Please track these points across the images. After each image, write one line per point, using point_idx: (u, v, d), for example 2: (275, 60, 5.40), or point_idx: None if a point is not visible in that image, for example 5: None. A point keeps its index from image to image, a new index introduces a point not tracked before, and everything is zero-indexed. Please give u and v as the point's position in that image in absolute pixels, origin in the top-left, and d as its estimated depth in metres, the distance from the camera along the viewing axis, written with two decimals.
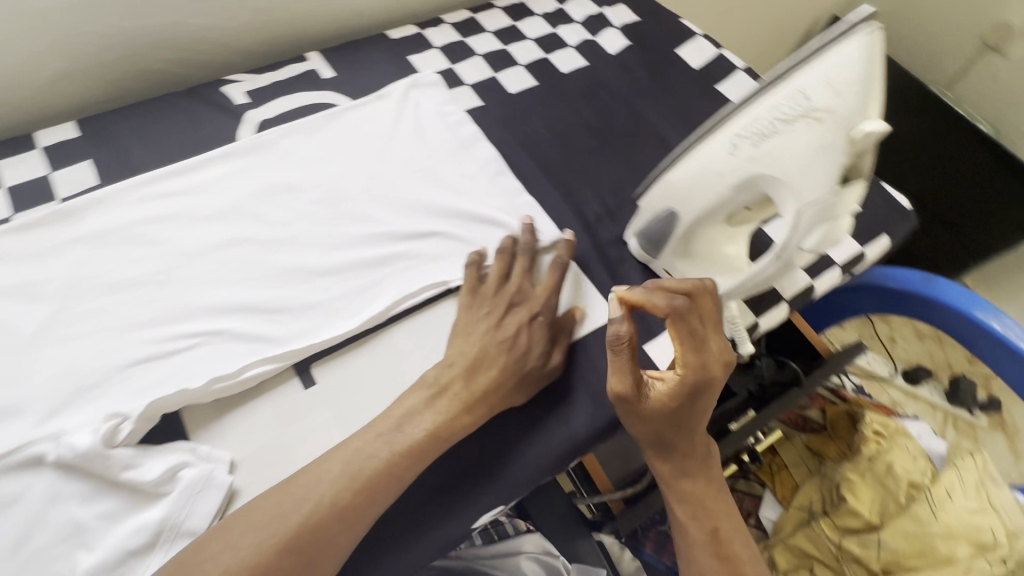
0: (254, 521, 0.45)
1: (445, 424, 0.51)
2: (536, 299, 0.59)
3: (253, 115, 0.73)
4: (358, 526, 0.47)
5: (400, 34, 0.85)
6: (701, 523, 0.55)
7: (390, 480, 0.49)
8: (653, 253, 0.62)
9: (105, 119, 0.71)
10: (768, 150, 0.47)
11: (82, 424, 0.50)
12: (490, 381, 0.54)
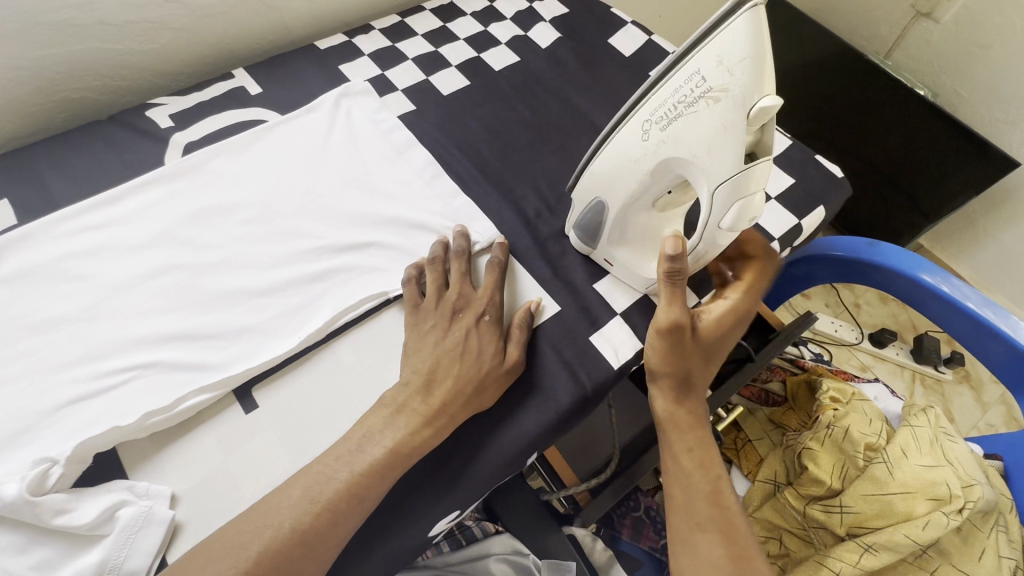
0: (214, 555, 0.44)
1: (397, 438, 0.50)
2: (478, 301, 0.59)
3: (179, 139, 0.71)
4: (324, 550, 0.46)
5: (328, 44, 0.83)
6: (707, 475, 0.54)
7: (346, 500, 0.47)
8: (592, 243, 0.64)
9: (22, 154, 0.68)
10: (675, 134, 0.50)
11: (9, 472, 0.47)
12: (448, 392, 0.53)
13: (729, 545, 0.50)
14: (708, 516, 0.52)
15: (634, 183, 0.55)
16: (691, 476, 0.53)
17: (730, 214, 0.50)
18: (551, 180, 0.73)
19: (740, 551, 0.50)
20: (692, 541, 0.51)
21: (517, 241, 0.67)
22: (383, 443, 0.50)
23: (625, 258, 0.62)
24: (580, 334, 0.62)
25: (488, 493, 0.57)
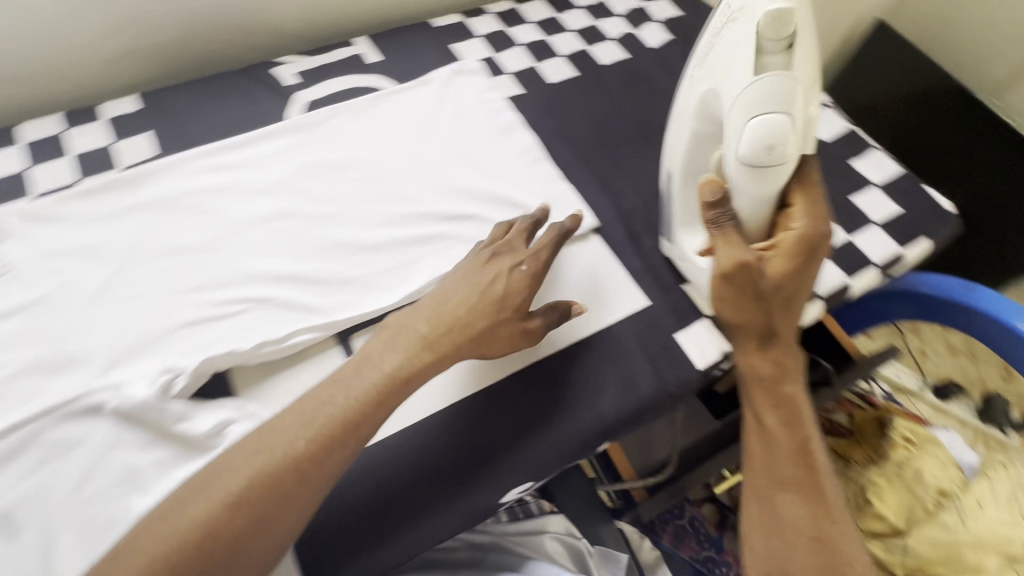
0: (228, 470, 0.45)
1: (388, 368, 0.50)
2: (521, 252, 0.58)
3: (301, 96, 0.76)
4: (324, 477, 0.46)
5: (444, 22, 0.86)
6: (791, 432, 0.51)
7: (345, 426, 0.47)
8: (671, 236, 0.64)
9: (164, 95, 0.74)
10: (710, 66, 0.54)
11: (139, 376, 0.53)
12: (459, 317, 0.53)
13: (811, 506, 0.48)
14: (792, 475, 0.49)
15: (693, 147, 0.58)
16: (773, 433, 0.51)
17: (754, 154, 0.49)
18: (649, 177, 0.73)
19: (825, 511, 0.48)
20: (773, 501, 0.49)
21: (610, 231, 0.68)
22: (383, 371, 0.50)
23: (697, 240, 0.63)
24: (665, 329, 0.62)
25: (558, 470, 0.58)
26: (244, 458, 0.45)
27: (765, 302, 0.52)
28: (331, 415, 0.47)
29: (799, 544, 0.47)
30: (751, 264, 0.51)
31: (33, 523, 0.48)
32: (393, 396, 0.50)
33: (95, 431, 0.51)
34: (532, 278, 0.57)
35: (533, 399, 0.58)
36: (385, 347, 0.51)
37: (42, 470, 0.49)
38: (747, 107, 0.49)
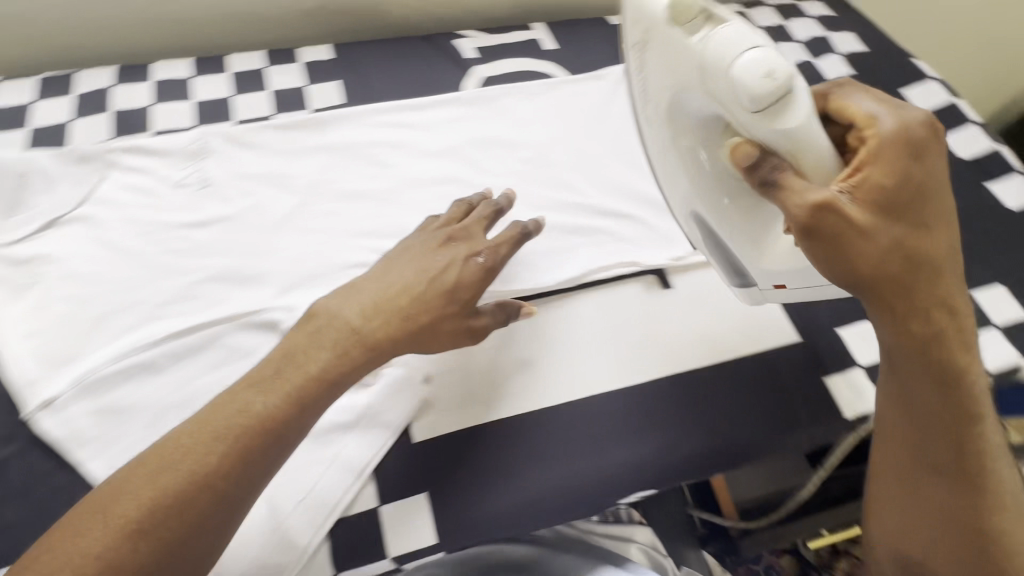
0: (168, 452, 0.41)
1: (311, 361, 0.46)
2: (478, 242, 0.56)
3: (478, 71, 0.78)
4: (252, 474, 0.42)
5: (620, 20, 0.87)
6: (936, 418, 0.44)
7: (276, 422, 0.43)
8: (739, 282, 0.55)
9: (354, 50, 0.79)
10: (649, 72, 0.45)
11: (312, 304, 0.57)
12: (402, 308, 0.50)
13: (958, 498, 0.44)
14: (932, 467, 0.45)
15: (681, 176, 0.50)
16: (909, 420, 0.45)
17: (750, 103, 0.38)
18: None
19: (977, 505, 0.44)
20: (913, 480, 0.46)
21: None
22: (307, 370, 0.46)
23: (733, 254, 0.51)
24: (815, 370, 0.60)
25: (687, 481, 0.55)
26: (142, 481, 0.40)
27: (893, 251, 0.39)
28: (244, 411, 0.43)
29: (938, 535, 0.45)
30: (842, 223, 0.38)
31: None
32: (313, 399, 0.45)
33: (267, 345, 0.55)
34: (455, 268, 0.53)
35: (675, 412, 0.57)
36: (303, 341, 0.48)
37: (220, 369, 0.54)
38: (682, 82, 0.43)
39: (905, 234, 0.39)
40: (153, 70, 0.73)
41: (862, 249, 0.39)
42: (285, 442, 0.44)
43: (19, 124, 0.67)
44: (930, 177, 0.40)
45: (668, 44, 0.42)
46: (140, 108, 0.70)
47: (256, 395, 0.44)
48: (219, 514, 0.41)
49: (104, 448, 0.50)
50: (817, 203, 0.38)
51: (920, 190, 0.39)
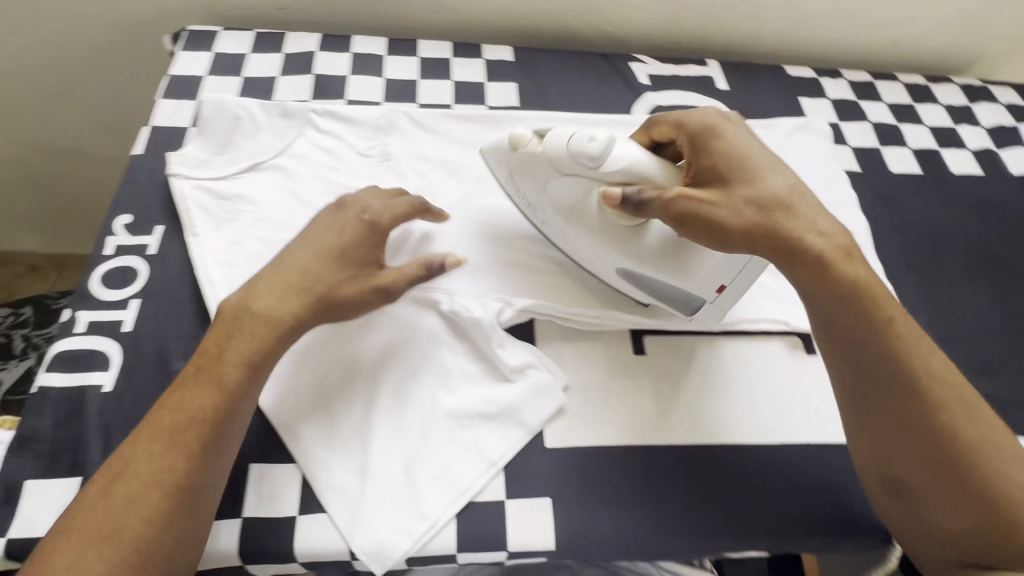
0: (113, 471, 0.44)
1: (233, 349, 0.49)
2: (377, 210, 0.57)
3: (651, 97, 0.79)
4: (209, 465, 0.46)
5: (797, 71, 0.85)
6: (874, 339, 0.50)
7: (219, 411, 0.47)
8: (689, 307, 0.59)
9: (533, 56, 0.82)
10: (523, 172, 0.57)
11: (470, 292, 0.60)
12: (299, 265, 0.53)
13: (921, 411, 0.48)
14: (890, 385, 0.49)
15: (599, 245, 0.56)
16: (853, 344, 0.50)
17: (567, 161, 0.53)
18: (975, 313, 0.68)
19: (942, 418, 0.48)
20: (898, 468, 0.49)
21: None
22: (238, 352, 0.49)
23: (671, 285, 0.56)
24: None
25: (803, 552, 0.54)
26: (97, 498, 0.43)
27: (763, 225, 0.50)
28: (185, 412, 0.46)
29: (916, 448, 0.48)
30: (696, 205, 0.50)
31: (364, 375, 0.55)
32: (248, 384, 0.48)
33: (424, 320, 0.58)
34: (365, 237, 0.55)
35: (806, 482, 0.55)
36: (224, 321, 0.50)
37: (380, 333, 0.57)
38: (546, 176, 0.56)
39: (769, 202, 0.51)
40: (353, 43, 0.79)
41: (723, 212, 0.50)
42: (226, 429, 0.47)
43: (235, 73, 0.74)
44: (727, 149, 0.54)
45: (523, 158, 0.56)
46: (338, 76, 0.75)
47: (193, 391, 0.47)
48: (169, 519, 0.43)
49: (274, 382, 0.54)
50: (682, 200, 0.50)
51: (749, 173, 0.52)
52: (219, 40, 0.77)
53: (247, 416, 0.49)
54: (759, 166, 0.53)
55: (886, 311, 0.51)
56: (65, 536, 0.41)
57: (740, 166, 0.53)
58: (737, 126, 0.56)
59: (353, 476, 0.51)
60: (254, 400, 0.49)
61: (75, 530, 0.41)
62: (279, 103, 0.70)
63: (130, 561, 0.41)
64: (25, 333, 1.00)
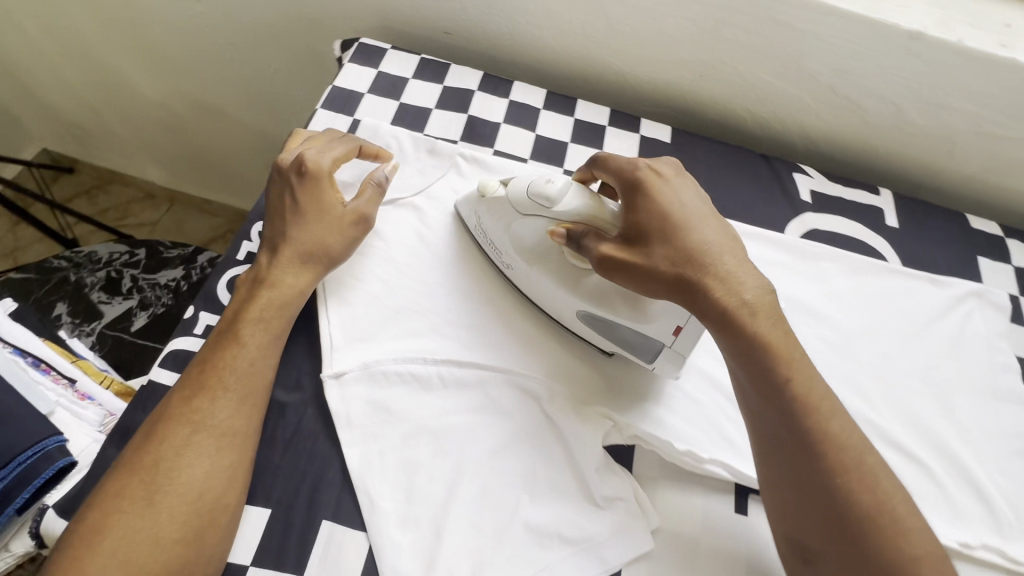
0: (155, 417, 0.48)
1: (255, 305, 0.54)
2: (315, 162, 0.58)
3: (808, 218, 0.73)
4: (238, 410, 0.49)
5: (980, 224, 0.76)
6: (775, 400, 0.48)
7: (245, 362, 0.51)
8: (650, 354, 0.56)
9: (690, 141, 0.78)
10: (484, 215, 0.61)
11: (578, 398, 0.57)
12: (278, 226, 0.58)
13: (815, 470, 0.46)
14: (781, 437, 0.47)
15: (554, 286, 0.58)
16: (756, 398, 0.49)
17: (528, 205, 0.56)
18: None
19: (834, 480, 0.45)
20: (797, 529, 0.47)
21: None
22: (263, 304, 0.54)
23: (631, 328, 0.55)
24: None
25: None
26: (141, 443, 0.47)
27: (681, 274, 0.50)
28: (212, 362, 0.50)
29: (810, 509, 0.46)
30: (621, 256, 0.51)
31: (452, 457, 0.53)
32: (263, 336, 0.53)
33: (525, 414, 0.55)
34: (317, 184, 0.58)
35: None
36: (244, 284, 0.56)
37: (477, 415, 0.55)
38: (509, 218, 0.59)
39: (681, 254, 0.50)
40: (513, 89, 0.77)
41: (643, 259, 0.51)
42: (248, 374, 0.51)
43: (393, 96, 0.74)
44: (666, 202, 0.52)
45: (489, 202, 0.60)
46: (491, 122, 0.74)
47: (223, 347, 0.51)
48: (200, 454, 0.47)
49: (364, 440, 0.53)
50: (608, 252, 0.51)
51: (664, 218, 0.51)
52: (387, 57, 0.77)
53: (268, 366, 0.52)
54: (689, 216, 0.52)
55: (792, 366, 0.48)
56: (115, 473, 0.46)
57: (670, 223, 0.51)
58: (672, 175, 0.55)
59: (418, 565, 0.48)
60: (271, 348, 0.53)
61: (124, 465, 0.46)
62: (429, 139, 0.70)
63: (172, 496, 0.45)
64: (134, 273, 1.05)
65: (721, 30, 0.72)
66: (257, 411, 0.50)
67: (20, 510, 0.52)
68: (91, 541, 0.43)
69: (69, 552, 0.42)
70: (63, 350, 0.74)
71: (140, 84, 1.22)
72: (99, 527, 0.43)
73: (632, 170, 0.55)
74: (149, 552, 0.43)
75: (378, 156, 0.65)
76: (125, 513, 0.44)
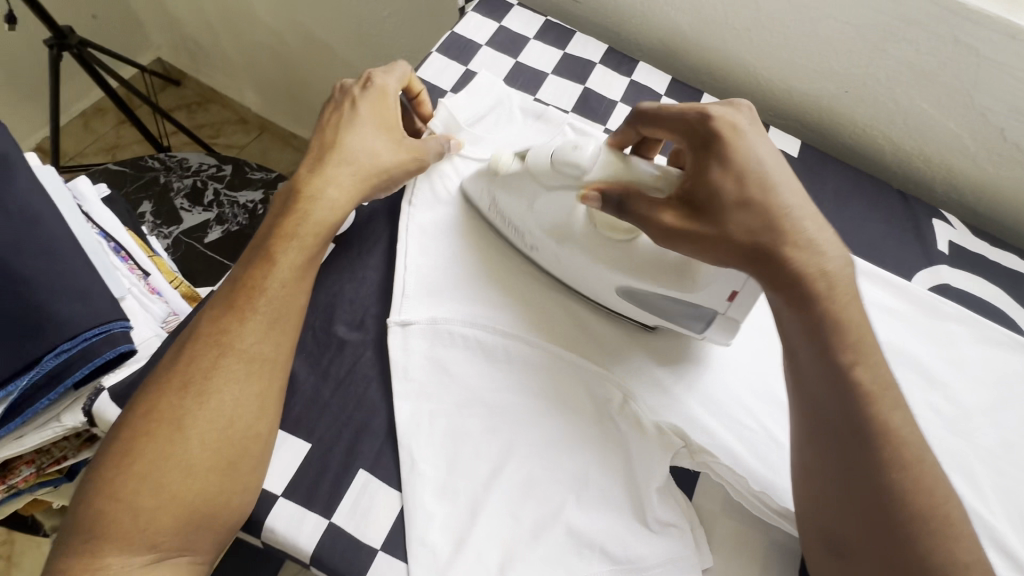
0: (190, 334, 0.47)
1: (289, 223, 0.51)
2: (381, 82, 0.58)
3: (941, 272, 0.64)
4: (265, 336, 0.47)
5: None
6: (835, 383, 0.43)
7: (279, 285, 0.48)
8: (701, 322, 0.52)
9: (819, 160, 0.71)
10: (501, 191, 0.56)
11: (654, 407, 0.52)
12: (329, 134, 0.56)
13: (867, 458, 0.41)
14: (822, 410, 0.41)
15: (591, 263, 0.52)
16: (812, 378, 0.44)
17: (553, 174, 0.50)
18: None
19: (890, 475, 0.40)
20: (830, 521, 0.42)
21: None
22: (303, 222, 0.51)
23: (678, 299, 0.50)
24: None
25: None
26: (174, 361, 0.46)
27: (754, 243, 0.44)
28: (248, 283, 0.48)
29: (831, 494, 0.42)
30: (687, 227, 0.45)
31: (502, 437, 0.49)
32: (302, 262, 0.50)
33: (587, 411, 0.51)
34: (381, 100, 0.57)
35: None
36: (279, 199, 0.53)
37: (534, 398, 0.51)
38: (533, 194, 0.53)
39: (758, 218, 0.44)
40: (637, 69, 0.72)
41: (715, 225, 0.45)
42: (281, 297, 0.48)
43: (510, 53, 0.71)
44: (743, 154, 0.46)
45: (506, 179, 0.55)
46: (607, 99, 0.69)
47: (259, 267, 0.49)
48: (228, 380, 0.45)
49: (416, 397, 0.50)
50: (666, 222, 0.46)
51: (740, 176, 0.45)
52: (512, 11, 0.74)
53: (302, 288, 0.50)
54: (767, 175, 0.45)
55: (857, 352, 0.43)
56: (149, 386, 0.45)
57: (748, 183, 0.45)
58: (747, 124, 0.48)
59: (448, 539, 0.45)
60: (306, 269, 0.50)
61: (158, 379, 0.45)
62: (539, 106, 0.66)
63: (199, 419, 0.43)
64: (217, 187, 1.07)
65: (886, 45, 0.63)
66: (289, 338, 0.48)
67: (77, 384, 0.53)
68: (125, 453, 0.42)
69: (104, 470, 0.42)
70: (143, 244, 0.76)
71: (257, 7, 1.24)
72: (130, 448, 0.42)
73: (703, 116, 0.47)
74: (179, 480, 0.42)
75: (419, 98, 0.63)
76: (156, 436, 0.42)
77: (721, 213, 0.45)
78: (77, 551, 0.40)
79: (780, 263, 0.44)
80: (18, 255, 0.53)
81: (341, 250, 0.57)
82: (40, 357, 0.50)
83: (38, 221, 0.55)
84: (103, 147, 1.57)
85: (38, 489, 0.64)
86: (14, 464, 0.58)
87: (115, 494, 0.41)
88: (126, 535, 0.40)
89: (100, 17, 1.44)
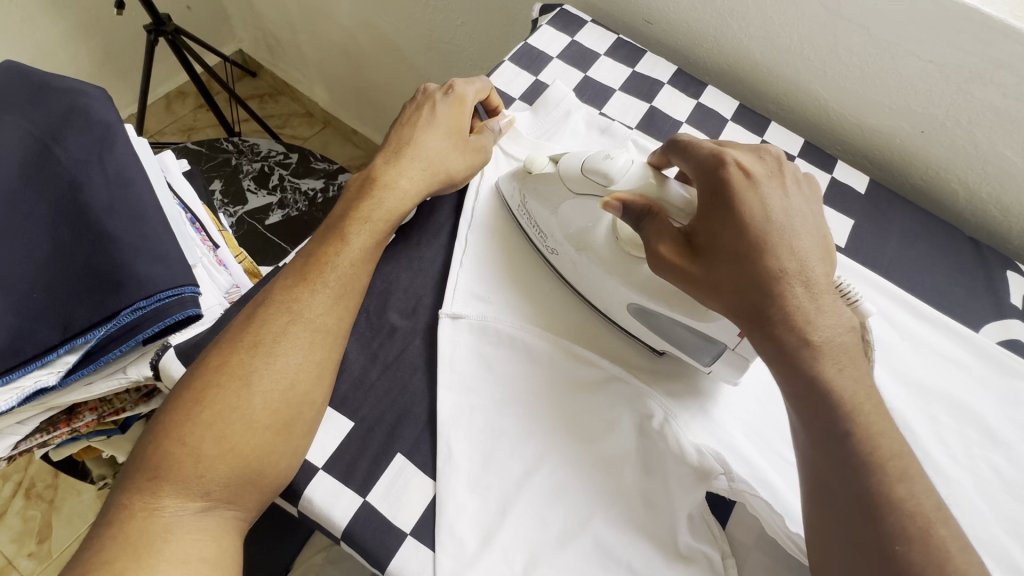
0: (262, 299, 0.50)
1: (364, 207, 0.54)
2: (461, 88, 0.62)
3: (1013, 327, 0.61)
4: (335, 307, 0.50)
5: None
6: (845, 440, 0.40)
7: (353, 263, 0.52)
8: (709, 355, 0.50)
9: (887, 199, 0.69)
10: (530, 194, 0.58)
11: (701, 434, 0.50)
12: (406, 134, 0.60)
13: (865, 501, 0.38)
14: (866, 451, 0.40)
15: (609, 279, 0.54)
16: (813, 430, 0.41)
17: (584, 180, 0.53)
18: None
19: (898, 532, 0.37)
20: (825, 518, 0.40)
21: None
22: (381, 208, 0.55)
23: (692, 327, 0.50)
24: None
25: None
26: (243, 324, 0.49)
27: (741, 294, 0.44)
28: (320, 258, 0.51)
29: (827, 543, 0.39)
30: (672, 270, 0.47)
31: (538, 441, 0.49)
32: (371, 246, 0.53)
33: (622, 425, 0.51)
34: (459, 106, 0.61)
35: None
36: (354, 185, 0.57)
37: (574, 405, 0.51)
38: (560, 198, 0.56)
39: (746, 275, 0.43)
40: (703, 92, 0.73)
41: (706, 270, 0.45)
42: (350, 274, 0.51)
43: (580, 67, 0.73)
44: (752, 206, 0.44)
45: (536, 180, 0.58)
46: (673, 118, 0.70)
47: (332, 243, 0.52)
48: (294, 346, 0.47)
49: (458, 389, 0.51)
50: (664, 253, 0.47)
51: (741, 228, 0.44)
52: (585, 29, 0.76)
53: (367, 270, 0.53)
54: (771, 231, 0.44)
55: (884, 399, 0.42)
56: (218, 343, 0.48)
57: (741, 240, 0.44)
58: (763, 173, 0.46)
59: (475, 534, 0.45)
60: (374, 253, 0.53)
61: (228, 338, 0.48)
62: (604, 120, 0.67)
63: (263, 380, 0.46)
64: (283, 173, 1.12)
65: (972, 87, 0.61)
66: (352, 313, 0.51)
67: (146, 340, 0.57)
68: (193, 403, 0.45)
69: (172, 414, 0.45)
70: (214, 218, 0.82)
71: (337, 8, 1.30)
72: (198, 398, 0.45)
73: (715, 164, 0.47)
74: (239, 433, 0.44)
75: (495, 111, 0.66)
76: (223, 388, 0.45)
77: (719, 264, 0.45)
78: (138, 489, 0.42)
79: (769, 314, 0.43)
80: (110, 216, 0.57)
81: (400, 240, 0.59)
82: (119, 311, 0.53)
83: (130, 186, 0.60)
84: (181, 128, 1.67)
85: (92, 437, 0.69)
86: (78, 409, 0.62)
87: (182, 438, 0.43)
88: (185, 479, 0.42)
89: (193, 8, 1.54)
